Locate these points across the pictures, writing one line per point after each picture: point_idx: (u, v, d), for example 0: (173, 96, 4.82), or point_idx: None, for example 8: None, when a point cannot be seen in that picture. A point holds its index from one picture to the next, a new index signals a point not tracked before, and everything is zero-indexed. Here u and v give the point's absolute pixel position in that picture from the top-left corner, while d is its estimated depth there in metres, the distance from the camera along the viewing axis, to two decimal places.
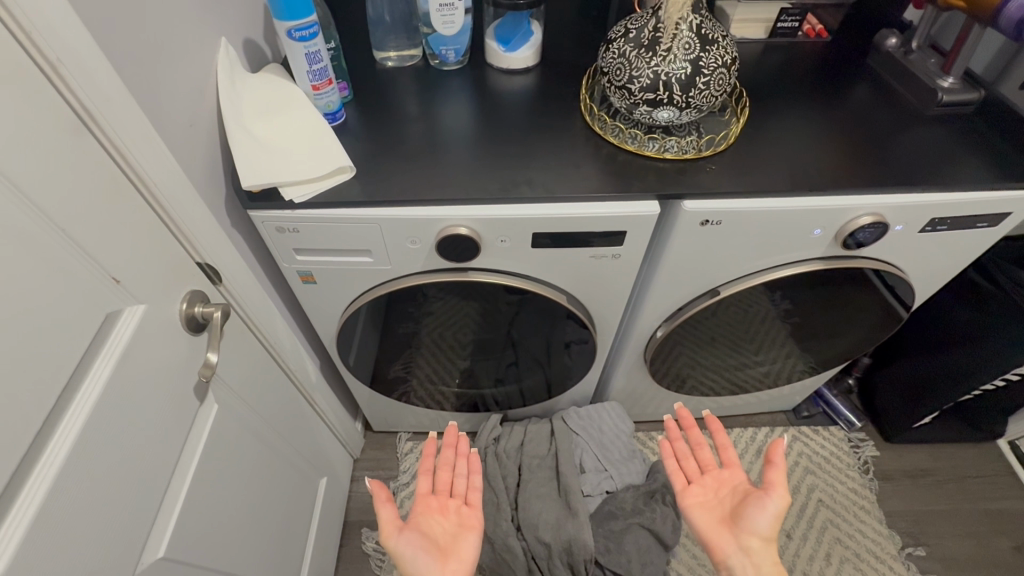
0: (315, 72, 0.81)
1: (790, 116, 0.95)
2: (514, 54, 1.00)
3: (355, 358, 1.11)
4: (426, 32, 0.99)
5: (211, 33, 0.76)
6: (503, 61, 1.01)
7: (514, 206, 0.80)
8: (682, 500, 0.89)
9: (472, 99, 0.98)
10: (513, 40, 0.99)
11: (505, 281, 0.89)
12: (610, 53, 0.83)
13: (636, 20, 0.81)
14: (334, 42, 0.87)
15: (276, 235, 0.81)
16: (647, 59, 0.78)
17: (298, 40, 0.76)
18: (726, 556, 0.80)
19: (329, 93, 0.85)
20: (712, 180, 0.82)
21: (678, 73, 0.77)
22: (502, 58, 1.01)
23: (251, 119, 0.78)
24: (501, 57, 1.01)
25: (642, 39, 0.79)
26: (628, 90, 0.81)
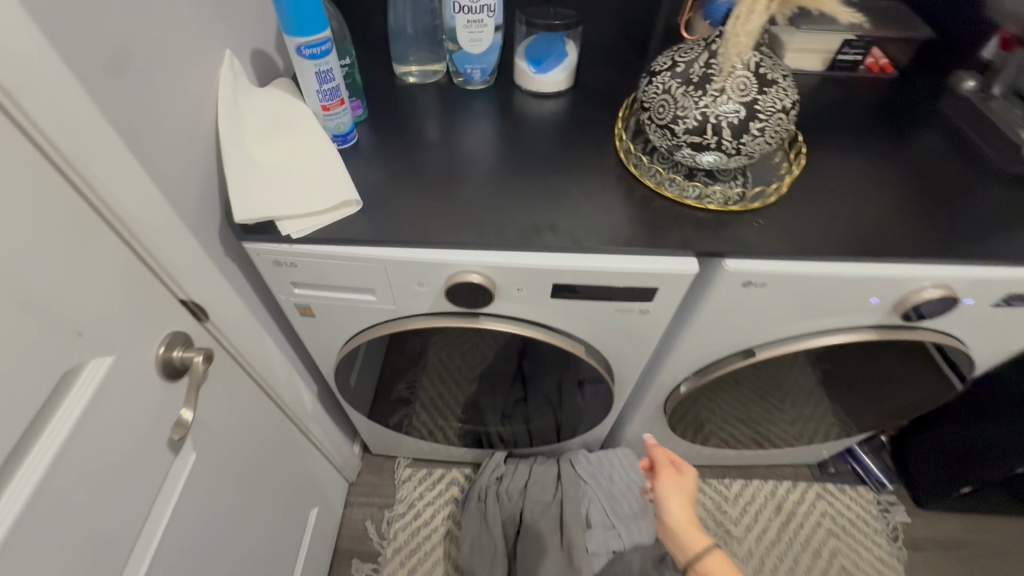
0: (326, 91, 0.74)
1: (850, 163, 0.85)
2: (545, 78, 0.92)
3: (356, 378, 1.04)
4: (451, 48, 0.90)
5: (214, 45, 0.70)
6: (533, 84, 0.93)
7: (533, 254, 0.72)
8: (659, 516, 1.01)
9: (496, 124, 0.90)
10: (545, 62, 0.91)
11: (520, 330, 0.81)
12: (653, 87, 0.74)
13: (685, 52, 0.72)
14: (349, 57, 0.80)
15: (272, 268, 0.74)
16: (695, 98, 0.69)
17: (308, 57, 0.69)
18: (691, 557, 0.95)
19: (341, 114, 0.78)
20: (760, 236, 0.73)
21: (730, 117, 0.68)
22: (531, 81, 0.93)
23: (252, 142, 0.71)
24: (532, 79, 0.93)
25: (692, 74, 0.70)
26: (671, 130, 0.72)
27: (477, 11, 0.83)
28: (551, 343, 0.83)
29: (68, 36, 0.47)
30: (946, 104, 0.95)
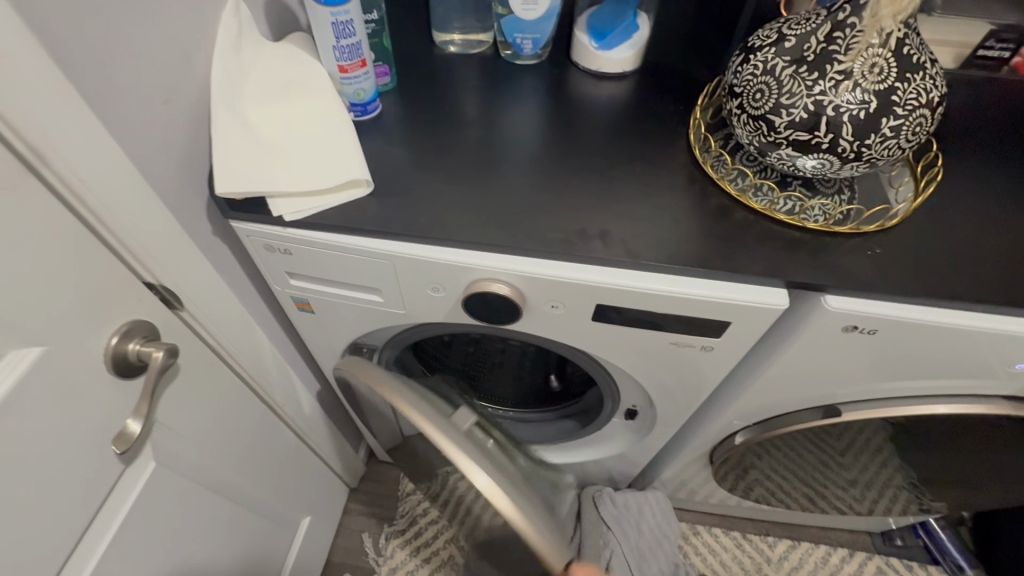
0: (344, 49, 0.61)
1: (993, 183, 0.66)
2: (607, 54, 0.77)
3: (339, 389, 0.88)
4: (501, 13, 0.76)
5: None
6: (591, 60, 0.78)
7: (574, 265, 0.57)
8: None
9: (545, 106, 0.76)
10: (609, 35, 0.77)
11: (474, 477, 0.59)
12: (748, 66, 0.58)
13: (798, 23, 0.56)
14: (377, 13, 0.68)
15: (264, 253, 0.63)
16: (809, 82, 0.53)
17: (323, 3, 0.57)
18: None
19: (361, 78, 0.65)
20: (874, 269, 0.56)
21: (853, 110, 0.52)
22: (589, 58, 0.78)
23: (255, 103, 0.60)
24: (590, 55, 0.78)
25: (806, 50, 0.53)
26: (768, 123, 0.56)
27: None
28: (494, 504, 0.58)
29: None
30: None
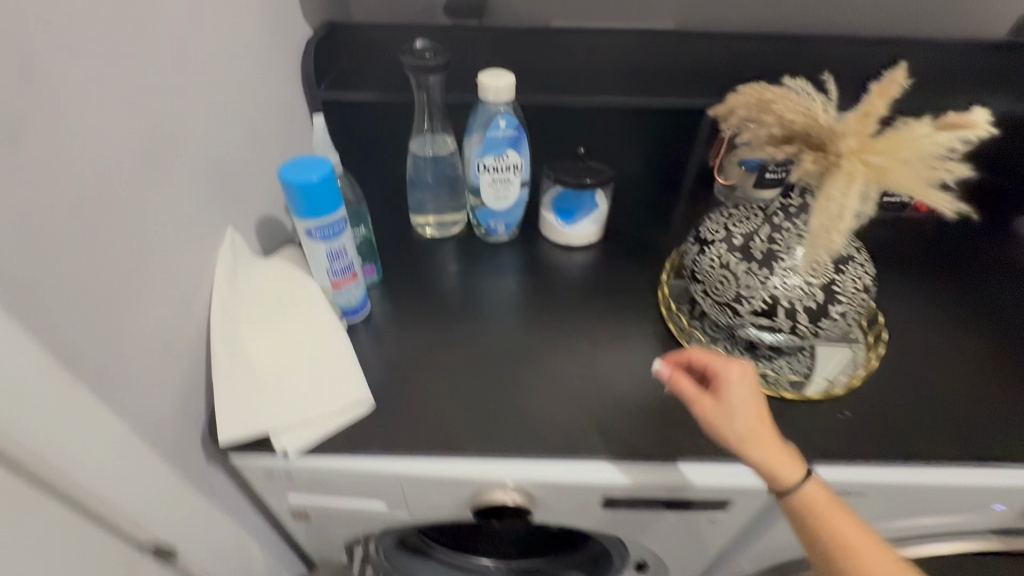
0: (337, 269, 0.65)
1: (930, 326, 0.75)
2: (572, 230, 0.85)
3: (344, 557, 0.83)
4: (473, 202, 0.83)
5: (216, 226, 0.62)
6: (558, 235, 0.86)
7: (579, 463, 0.59)
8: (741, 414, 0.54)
9: (524, 283, 0.81)
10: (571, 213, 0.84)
11: None
12: (706, 258, 0.65)
13: (741, 221, 0.64)
14: (365, 224, 0.72)
15: (262, 479, 0.61)
16: (762, 277, 0.60)
17: (319, 240, 0.61)
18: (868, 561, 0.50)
19: (352, 288, 0.69)
20: (851, 436, 0.60)
21: (806, 301, 0.59)
22: (557, 233, 0.86)
23: (253, 334, 0.62)
24: (557, 230, 0.86)
25: (753, 248, 0.61)
26: (734, 309, 0.63)
27: (504, 171, 0.76)
28: None
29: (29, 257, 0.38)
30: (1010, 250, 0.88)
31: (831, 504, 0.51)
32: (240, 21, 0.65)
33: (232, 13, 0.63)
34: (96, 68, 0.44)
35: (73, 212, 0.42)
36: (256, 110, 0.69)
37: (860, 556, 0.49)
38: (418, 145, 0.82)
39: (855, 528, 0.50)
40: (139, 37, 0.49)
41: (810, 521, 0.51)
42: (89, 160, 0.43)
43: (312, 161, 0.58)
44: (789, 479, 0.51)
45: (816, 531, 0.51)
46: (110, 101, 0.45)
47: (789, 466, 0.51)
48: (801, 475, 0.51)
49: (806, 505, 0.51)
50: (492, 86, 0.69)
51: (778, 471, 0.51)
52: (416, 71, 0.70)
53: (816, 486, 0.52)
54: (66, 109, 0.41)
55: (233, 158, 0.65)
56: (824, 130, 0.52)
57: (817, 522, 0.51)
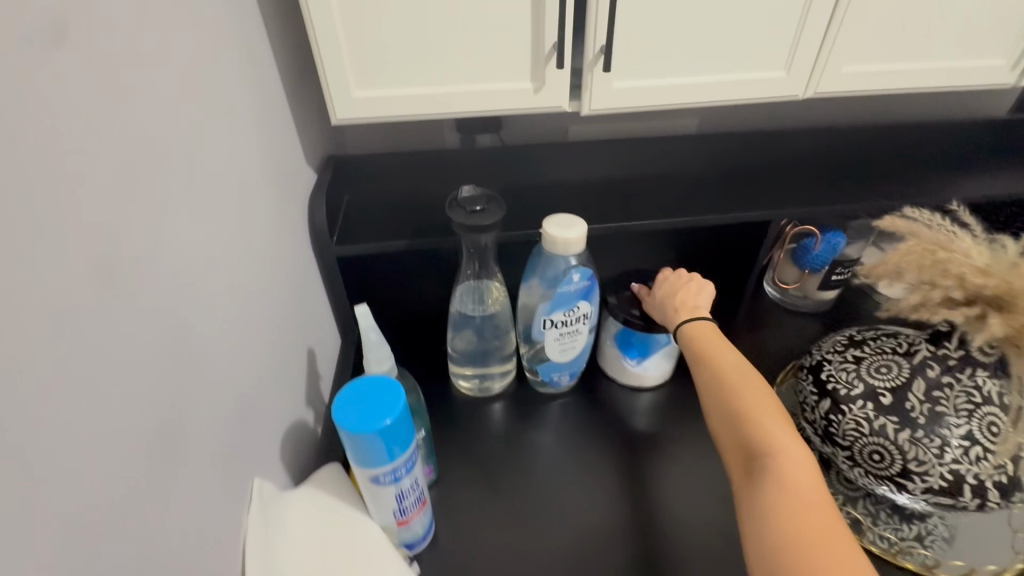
0: (406, 505, 0.49)
1: None
2: (641, 371, 0.73)
3: None
4: (529, 355, 0.70)
5: (237, 482, 0.46)
6: (624, 375, 0.74)
7: None
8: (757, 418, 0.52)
9: (601, 447, 0.68)
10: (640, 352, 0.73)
11: None
12: (847, 419, 0.55)
13: (880, 372, 0.55)
14: (424, 421, 0.57)
15: None
16: (935, 449, 0.50)
17: (392, 485, 0.45)
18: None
19: (420, 518, 0.53)
20: None
21: (994, 476, 0.50)
22: (622, 374, 0.74)
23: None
24: (623, 371, 0.74)
25: (912, 411, 0.52)
26: (900, 486, 0.53)
27: (572, 324, 0.64)
28: None
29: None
30: None
31: (811, 478, 0.44)
32: (244, 200, 0.50)
33: (236, 194, 0.49)
34: (70, 371, 0.29)
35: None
36: (267, 299, 0.54)
37: (802, 494, 0.43)
38: (463, 297, 0.68)
39: (806, 468, 0.45)
40: (128, 288, 0.34)
41: (764, 448, 0.46)
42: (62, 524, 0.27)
43: (378, 390, 0.45)
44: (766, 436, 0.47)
45: (752, 442, 0.47)
46: (90, 409, 0.30)
47: (775, 418, 0.49)
48: (784, 434, 0.47)
49: (768, 434, 0.47)
50: (561, 238, 0.57)
51: (767, 425, 0.48)
52: (467, 229, 0.57)
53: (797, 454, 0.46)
54: (22, 467, 0.26)
55: (248, 379, 0.49)
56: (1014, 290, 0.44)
57: (772, 448, 0.46)
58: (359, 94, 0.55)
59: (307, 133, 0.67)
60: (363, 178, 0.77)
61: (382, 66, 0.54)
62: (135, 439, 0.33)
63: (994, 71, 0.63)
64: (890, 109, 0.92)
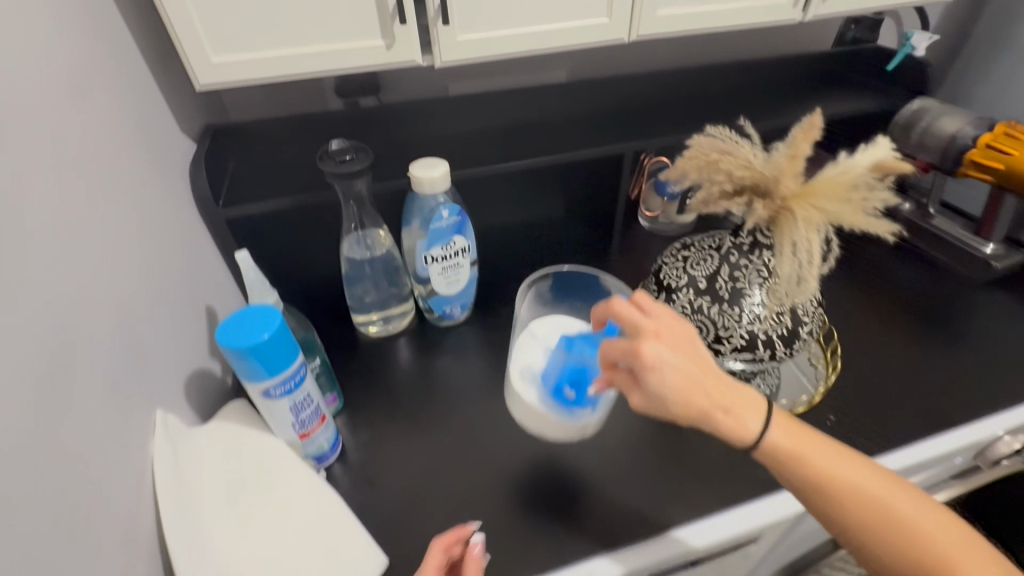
0: (303, 420, 0.56)
1: (856, 315, 0.84)
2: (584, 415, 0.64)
3: None
4: (422, 292, 0.78)
5: (143, 413, 0.51)
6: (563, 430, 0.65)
7: (616, 553, 0.57)
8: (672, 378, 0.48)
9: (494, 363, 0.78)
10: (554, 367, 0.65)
11: None
12: (676, 305, 0.67)
13: (699, 264, 0.66)
14: (319, 353, 0.64)
15: None
16: (737, 316, 0.63)
17: (282, 396, 0.52)
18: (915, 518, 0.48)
19: (323, 431, 0.61)
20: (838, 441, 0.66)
21: (779, 329, 0.63)
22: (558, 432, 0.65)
23: (214, 528, 0.51)
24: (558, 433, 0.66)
25: (719, 289, 0.64)
26: (715, 350, 0.66)
27: (451, 257, 0.72)
28: None
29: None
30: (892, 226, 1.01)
31: (886, 489, 0.49)
32: (115, 165, 0.54)
33: (105, 160, 0.52)
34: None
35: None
36: (157, 258, 0.59)
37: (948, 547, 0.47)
38: (350, 246, 0.74)
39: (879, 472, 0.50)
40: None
41: (874, 509, 0.48)
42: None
43: (254, 316, 0.50)
44: (834, 477, 0.48)
45: (871, 530, 0.48)
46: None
47: (841, 461, 0.49)
48: (853, 463, 0.49)
49: (847, 494, 0.48)
50: (427, 178, 0.64)
51: (826, 472, 0.48)
52: (340, 177, 0.63)
53: (858, 462, 0.50)
54: None
55: (141, 326, 0.54)
56: (767, 179, 0.55)
57: (881, 515, 0.48)
58: (218, 60, 0.59)
59: (179, 105, 0.70)
60: (246, 145, 0.80)
61: (236, 32, 0.58)
62: (27, 371, 0.38)
63: (780, 9, 0.76)
64: (729, 52, 1.04)
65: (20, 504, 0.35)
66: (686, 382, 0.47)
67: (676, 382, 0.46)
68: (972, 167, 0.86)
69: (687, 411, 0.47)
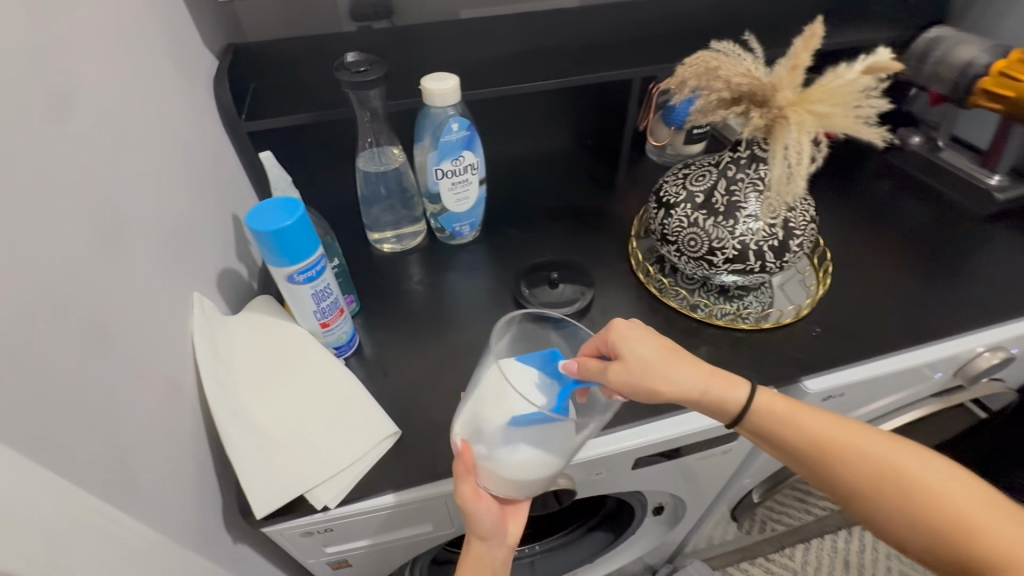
0: (324, 308, 0.62)
1: (853, 241, 0.86)
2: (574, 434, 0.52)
3: None
4: (433, 209, 0.82)
5: (181, 293, 0.57)
6: (532, 472, 0.52)
7: (607, 435, 0.63)
8: (643, 336, 0.54)
9: (499, 277, 0.83)
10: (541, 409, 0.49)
11: None
12: (674, 219, 0.70)
13: (697, 179, 0.69)
14: (337, 256, 0.69)
15: (300, 538, 0.59)
16: (730, 228, 0.66)
17: (304, 282, 0.57)
18: (881, 460, 0.50)
19: (341, 324, 0.66)
20: (821, 348, 0.70)
21: (770, 241, 0.66)
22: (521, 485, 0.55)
23: (262, 402, 0.58)
24: (520, 479, 0.53)
25: (715, 203, 0.67)
26: (709, 261, 0.69)
27: (461, 172, 0.76)
28: None
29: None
30: (901, 159, 1.01)
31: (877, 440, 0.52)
32: (146, 62, 0.57)
33: (137, 55, 0.56)
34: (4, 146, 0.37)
35: (27, 333, 0.36)
36: (188, 158, 0.63)
37: (987, 534, 0.45)
38: (366, 161, 0.77)
39: (925, 459, 0.50)
40: (41, 97, 0.41)
41: (900, 490, 0.49)
42: (25, 262, 0.37)
43: (277, 207, 0.55)
44: (840, 441, 0.52)
45: (889, 491, 0.50)
46: (29, 180, 0.39)
47: (848, 430, 0.52)
48: (873, 438, 0.52)
49: (857, 461, 0.51)
50: (438, 90, 0.67)
51: (849, 450, 0.51)
52: (355, 87, 0.66)
53: (900, 444, 0.52)
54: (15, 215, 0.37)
55: (177, 217, 0.59)
56: (764, 86, 0.57)
57: (908, 490, 0.49)
58: None
59: (201, 17, 0.72)
60: (266, 62, 0.83)
61: None
62: (76, 233, 0.43)
63: None
64: None
65: (72, 336, 0.40)
66: (663, 364, 0.53)
67: (652, 355, 0.53)
68: (985, 96, 0.85)
69: (656, 387, 0.53)
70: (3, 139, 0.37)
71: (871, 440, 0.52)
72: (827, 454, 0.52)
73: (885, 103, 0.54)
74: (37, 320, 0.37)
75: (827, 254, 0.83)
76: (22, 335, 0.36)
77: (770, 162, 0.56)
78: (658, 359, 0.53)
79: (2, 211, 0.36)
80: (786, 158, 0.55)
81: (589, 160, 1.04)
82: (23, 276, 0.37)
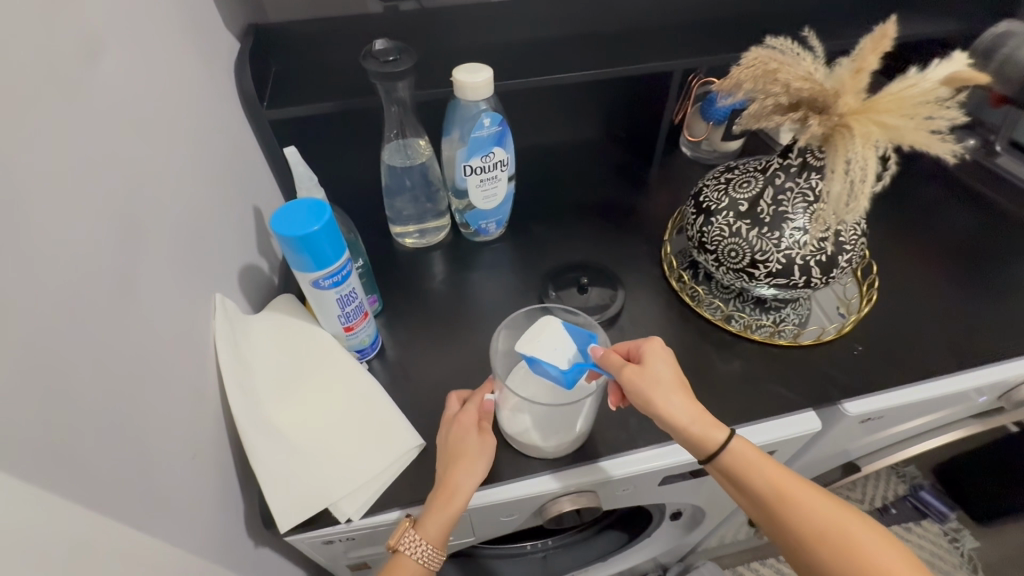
0: (348, 313, 0.60)
1: (898, 251, 0.82)
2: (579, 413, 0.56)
3: None
4: (459, 206, 0.79)
5: (203, 294, 0.55)
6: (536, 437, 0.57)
7: (636, 453, 0.61)
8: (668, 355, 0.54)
9: (524, 278, 0.80)
10: (557, 365, 0.54)
11: None
12: (714, 227, 0.67)
13: (742, 186, 0.65)
14: (361, 255, 0.67)
15: (321, 545, 0.58)
16: (775, 240, 0.62)
17: (329, 288, 0.55)
18: (822, 517, 0.48)
19: (365, 327, 0.64)
20: (862, 369, 0.67)
21: (817, 256, 0.62)
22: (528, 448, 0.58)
23: (284, 408, 0.56)
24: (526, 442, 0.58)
25: (761, 212, 0.63)
26: (749, 273, 0.66)
27: (490, 169, 0.72)
28: None
29: (17, 427, 0.31)
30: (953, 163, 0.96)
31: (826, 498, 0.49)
32: (167, 48, 0.54)
33: (157, 41, 0.53)
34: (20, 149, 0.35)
35: (46, 353, 0.34)
36: (210, 150, 0.61)
37: None
38: (391, 154, 0.74)
39: (867, 525, 0.48)
40: (58, 93, 0.39)
41: (838, 550, 0.47)
42: (44, 274, 0.35)
43: (302, 209, 0.52)
44: (786, 490, 0.49)
45: (823, 547, 0.47)
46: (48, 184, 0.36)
47: (798, 482, 0.50)
48: (821, 497, 0.49)
49: (797, 512, 0.49)
50: (470, 83, 0.63)
51: (791, 499, 0.49)
52: (385, 78, 0.62)
53: (844, 507, 0.49)
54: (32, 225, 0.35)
55: (198, 214, 0.57)
56: (828, 92, 0.52)
57: (847, 554, 0.46)
58: None
59: None
60: (290, 45, 0.79)
61: None
62: (96, 237, 0.41)
63: None
64: None
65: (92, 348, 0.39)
66: (671, 384, 0.52)
67: (666, 372, 0.53)
68: None
69: (651, 399, 0.51)
70: (21, 144, 0.35)
71: (817, 496, 0.49)
72: (769, 499, 0.50)
73: (961, 115, 0.50)
74: (57, 335, 0.36)
75: (871, 265, 0.79)
76: (41, 353, 0.34)
77: (827, 175, 0.52)
78: (669, 378, 0.52)
79: (20, 221, 0.34)
80: (846, 172, 0.51)
81: (621, 154, 0.99)
82: (41, 289, 0.35)
